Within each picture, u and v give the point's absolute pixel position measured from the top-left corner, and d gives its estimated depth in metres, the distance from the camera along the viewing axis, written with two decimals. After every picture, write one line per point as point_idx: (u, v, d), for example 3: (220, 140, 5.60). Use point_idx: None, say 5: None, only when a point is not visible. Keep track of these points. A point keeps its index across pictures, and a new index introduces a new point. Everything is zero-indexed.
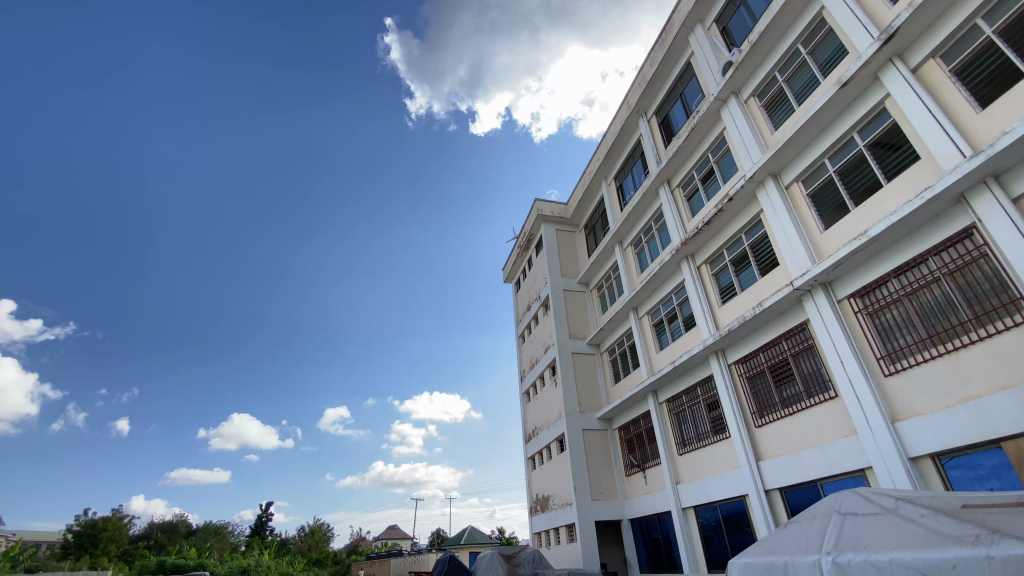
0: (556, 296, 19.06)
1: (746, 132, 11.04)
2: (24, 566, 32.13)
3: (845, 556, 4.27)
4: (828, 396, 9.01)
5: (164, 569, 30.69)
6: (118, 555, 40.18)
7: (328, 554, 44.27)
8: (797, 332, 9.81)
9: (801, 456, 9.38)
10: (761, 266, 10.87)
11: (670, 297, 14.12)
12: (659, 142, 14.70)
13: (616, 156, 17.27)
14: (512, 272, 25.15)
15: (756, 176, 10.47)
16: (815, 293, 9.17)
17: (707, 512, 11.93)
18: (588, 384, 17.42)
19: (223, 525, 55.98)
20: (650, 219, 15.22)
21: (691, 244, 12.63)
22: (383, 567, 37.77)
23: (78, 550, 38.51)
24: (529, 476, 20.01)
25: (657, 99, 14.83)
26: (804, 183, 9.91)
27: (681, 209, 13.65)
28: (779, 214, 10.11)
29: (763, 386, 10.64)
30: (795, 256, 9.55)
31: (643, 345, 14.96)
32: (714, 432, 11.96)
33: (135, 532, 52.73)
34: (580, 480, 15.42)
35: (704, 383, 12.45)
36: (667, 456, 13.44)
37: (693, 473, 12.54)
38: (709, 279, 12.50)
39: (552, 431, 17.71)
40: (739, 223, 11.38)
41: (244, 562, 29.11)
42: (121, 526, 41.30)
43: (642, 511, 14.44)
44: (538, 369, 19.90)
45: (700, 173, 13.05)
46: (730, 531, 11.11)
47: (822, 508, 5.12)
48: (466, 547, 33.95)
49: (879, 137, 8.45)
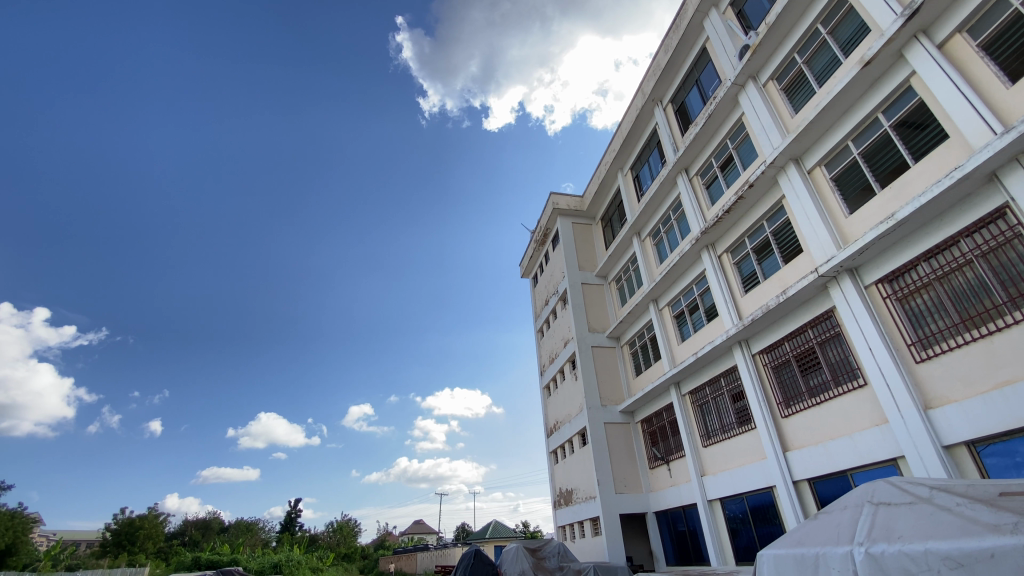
0: (575, 289, 18.97)
1: (765, 117, 10.81)
2: (66, 564, 33.51)
3: (878, 547, 4.17)
4: (857, 384, 8.80)
5: (199, 565, 31.72)
6: (154, 552, 41.64)
7: (356, 549, 45.36)
8: (823, 319, 9.59)
9: (830, 446, 9.20)
10: (784, 253, 10.65)
11: (691, 288, 13.93)
12: (676, 130, 14.48)
13: (632, 146, 17.07)
14: (529, 267, 25.14)
15: (776, 162, 10.25)
16: (840, 279, 8.95)
17: (733, 504, 11.80)
18: (609, 377, 17.33)
19: (254, 521, 57.36)
20: (669, 209, 15.01)
21: (712, 233, 12.42)
22: (412, 562, 38.38)
23: (117, 547, 39.98)
24: (552, 470, 20.04)
25: (673, 87, 14.60)
26: (827, 167, 9.65)
27: (700, 198, 13.45)
28: (801, 199, 9.88)
29: (789, 376, 10.44)
30: (820, 242, 9.33)
31: (664, 337, 14.82)
32: (739, 423, 11.78)
33: (171, 529, 54.60)
34: (604, 474, 15.37)
35: (728, 373, 12.27)
36: (691, 449, 13.31)
37: (718, 465, 12.40)
38: (730, 268, 12.28)
39: (574, 425, 17.70)
40: (760, 210, 11.15)
41: (275, 557, 29.88)
42: (158, 523, 42.60)
43: (668, 503, 14.35)
44: (557, 363, 19.88)
45: (719, 160, 12.81)
46: (758, 523, 10.98)
47: (853, 498, 5.00)
48: (491, 541, 34.47)
49: (905, 117, 8.18)
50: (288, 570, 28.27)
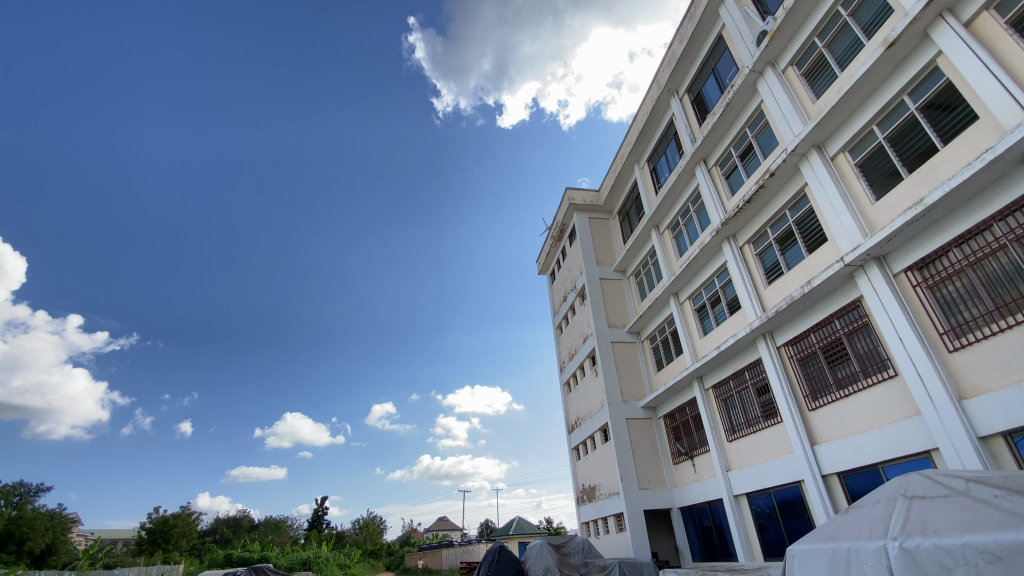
0: (593, 284, 18.84)
1: (785, 104, 10.55)
2: (103, 563, 34.82)
3: (913, 541, 4.05)
4: (887, 375, 8.56)
5: (231, 562, 32.49)
6: (187, 550, 42.90)
7: (381, 546, 46.14)
8: (850, 310, 9.34)
9: (859, 439, 8.98)
10: (808, 243, 10.40)
11: (713, 281, 13.71)
12: (693, 120, 14.24)
13: (648, 138, 16.86)
14: (546, 263, 25.07)
15: (798, 149, 10.00)
16: (868, 268, 8.69)
17: (760, 499, 11.61)
18: (630, 372, 17.18)
19: (282, 519, 58.47)
20: (688, 201, 14.79)
21: (733, 224, 12.20)
22: (436, 559, 38.78)
23: (151, 545, 41.12)
24: (574, 467, 19.99)
25: (689, 77, 14.37)
26: (851, 153, 9.38)
27: (720, 188, 13.22)
28: (824, 187, 9.63)
29: (816, 368, 10.21)
30: (845, 230, 9.08)
31: (685, 331, 14.64)
32: (765, 417, 11.57)
33: (204, 527, 56.15)
34: (627, 470, 15.26)
35: (752, 366, 12.05)
36: (716, 443, 13.14)
37: (744, 460, 12.22)
38: (753, 259, 12.04)
39: (595, 421, 17.62)
40: (782, 199, 10.90)
41: (304, 554, 30.46)
42: (190, 521, 43.76)
43: (692, 499, 14.21)
44: (577, 359, 19.79)
45: (738, 149, 12.56)
46: (786, 518, 10.79)
47: (886, 492, 4.86)
48: (514, 538, 34.66)
49: (932, 99, 7.91)
50: (317, 568, 28.77)
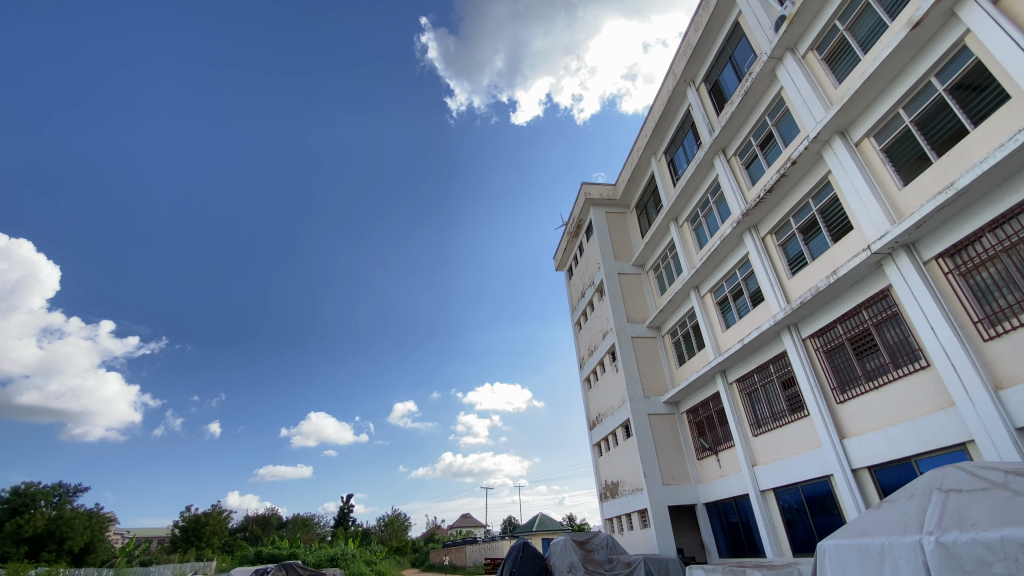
0: (612, 279, 18.68)
1: (806, 90, 10.29)
2: (139, 560, 36.04)
3: (950, 536, 3.92)
4: (919, 365, 8.30)
5: (260, 559, 33.19)
6: (219, 547, 44.12)
7: (406, 543, 46.77)
8: (879, 299, 9.08)
9: (890, 432, 8.74)
10: (833, 232, 10.14)
11: (734, 273, 13.47)
12: (711, 110, 14.00)
13: (665, 129, 16.63)
14: (563, 259, 24.98)
15: (820, 136, 9.74)
16: (896, 256, 8.43)
17: (787, 494, 11.41)
18: (651, 368, 17.02)
19: (309, 517, 59.55)
20: (707, 193, 14.56)
21: (754, 215, 11.96)
22: (461, 555, 39.10)
23: (185, 543, 42.40)
24: (597, 463, 19.91)
25: (705, 66, 14.12)
26: (876, 138, 9.10)
27: (740, 179, 12.97)
28: (848, 174, 9.37)
29: (844, 360, 9.96)
30: (871, 218, 8.82)
31: (707, 325, 14.43)
32: (791, 411, 11.34)
33: (234, 524, 57.61)
34: (650, 466, 15.13)
35: (777, 359, 11.82)
36: (741, 438, 12.94)
37: (770, 455, 12.01)
38: (775, 250, 11.79)
39: (616, 417, 17.51)
40: (805, 187, 10.64)
41: (332, 551, 31.08)
42: (222, 519, 44.96)
43: (718, 495, 14.03)
44: (597, 355, 19.68)
45: (758, 138, 12.30)
46: (815, 513, 10.58)
47: (920, 486, 4.72)
48: (538, 534, 34.80)
49: (961, 79, 7.64)
50: (344, 563, 29.38)
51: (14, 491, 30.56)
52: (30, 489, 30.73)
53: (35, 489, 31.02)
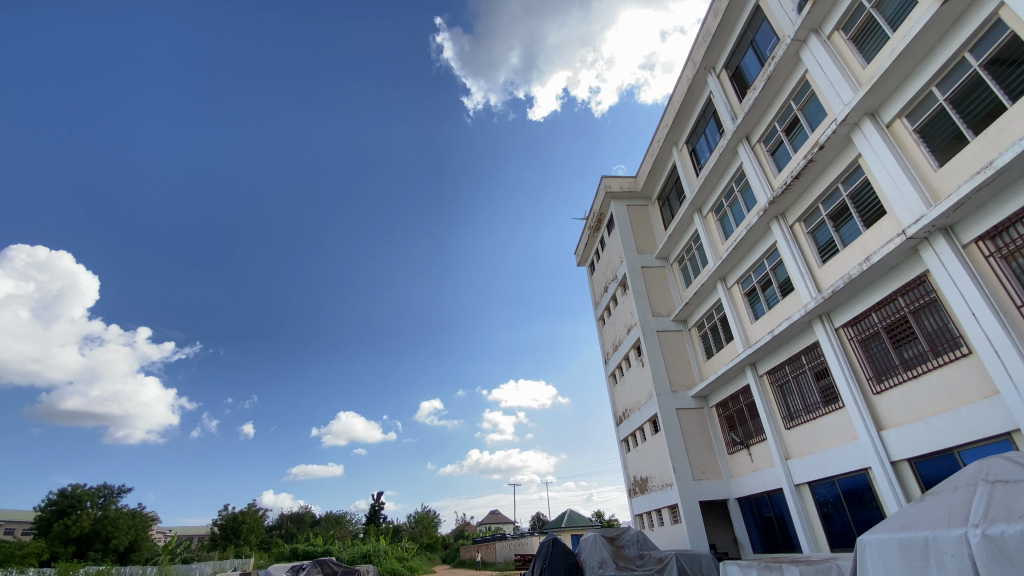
0: (635, 273, 18.46)
1: (832, 72, 9.96)
2: (181, 557, 37.40)
3: (997, 528, 3.76)
4: (960, 353, 7.97)
5: (297, 555, 34.13)
6: (257, 544, 45.44)
7: (437, 539, 47.44)
8: (915, 286, 8.75)
9: (930, 423, 8.42)
10: (865, 217, 9.82)
11: (762, 263, 13.16)
12: (733, 97, 13.69)
13: (685, 118, 16.34)
14: (584, 254, 24.83)
15: (849, 119, 9.42)
16: (933, 240, 8.11)
17: (823, 488, 11.13)
18: (678, 362, 16.78)
19: (341, 514, 60.85)
20: (731, 181, 14.25)
21: (781, 202, 11.65)
22: (491, 551, 39.33)
23: (224, 540, 43.87)
24: (625, 459, 19.76)
25: (726, 52, 13.80)
26: (908, 119, 8.75)
27: (765, 166, 12.65)
28: (879, 156, 9.03)
29: (880, 349, 9.65)
30: (906, 201, 8.50)
31: (735, 316, 14.14)
32: (825, 403, 11.05)
33: (271, 522, 59.24)
34: (679, 461, 14.94)
35: (809, 350, 11.52)
36: (773, 431, 12.66)
37: (804, 448, 11.73)
38: (804, 238, 11.47)
39: (644, 412, 17.33)
40: (834, 172, 10.31)
41: (365, 548, 31.68)
42: (258, 517, 46.32)
43: (750, 489, 13.78)
44: (622, 350, 19.51)
45: (783, 123, 11.97)
46: (853, 507, 10.30)
47: (965, 477, 4.54)
48: (567, 530, 34.83)
49: (998, 53, 7.29)
50: (377, 560, 29.90)
51: (62, 493, 31.83)
52: (77, 491, 31.96)
53: (81, 491, 32.25)
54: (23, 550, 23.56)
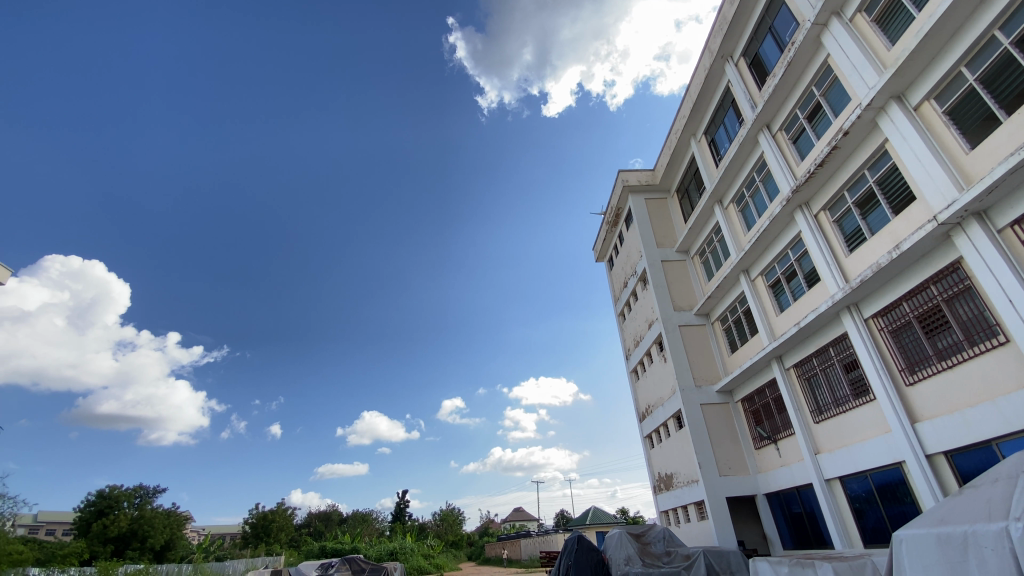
0: (655, 267, 18.24)
1: (855, 56, 9.67)
2: (214, 555, 38.46)
3: None
4: (997, 342, 7.69)
5: (325, 553, 34.75)
6: (287, 542, 46.45)
7: (462, 537, 47.79)
8: (948, 273, 8.46)
9: (967, 414, 8.14)
10: (894, 204, 9.52)
11: (787, 253, 12.87)
12: (752, 85, 13.41)
13: (703, 109, 16.07)
14: (603, 250, 24.66)
15: (874, 103, 9.13)
16: (966, 225, 7.82)
17: (855, 483, 10.87)
18: (701, 357, 16.54)
19: (368, 512, 61.72)
20: (752, 171, 13.96)
21: (805, 191, 11.38)
22: (515, 549, 39.32)
23: (255, 539, 44.97)
24: (649, 456, 19.60)
25: (744, 40, 13.52)
26: (937, 101, 8.45)
27: (788, 154, 12.35)
28: (907, 141, 8.73)
29: (912, 339, 9.36)
30: (936, 186, 8.21)
31: (760, 309, 13.87)
32: (856, 395, 10.77)
33: (299, 521, 60.40)
34: (705, 457, 14.74)
35: (837, 342, 11.24)
36: (801, 425, 12.40)
37: (834, 442, 11.46)
38: (830, 227, 11.18)
39: (667, 408, 17.14)
40: (860, 158, 10.02)
41: (391, 545, 32.04)
42: (287, 516, 47.29)
43: (779, 485, 13.52)
44: (644, 346, 19.31)
45: (805, 110, 11.67)
46: (887, 502, 10.03)
47: (1006, 470, 4.36)
48: (592, 527, 34.71)
49: None
50: (403, 557, 30.23)
51: (99, 494, 32.84)
52: (113, 492, 32.92)
53: (118, 491, 33.26)
54: (64, 550, 24.40)
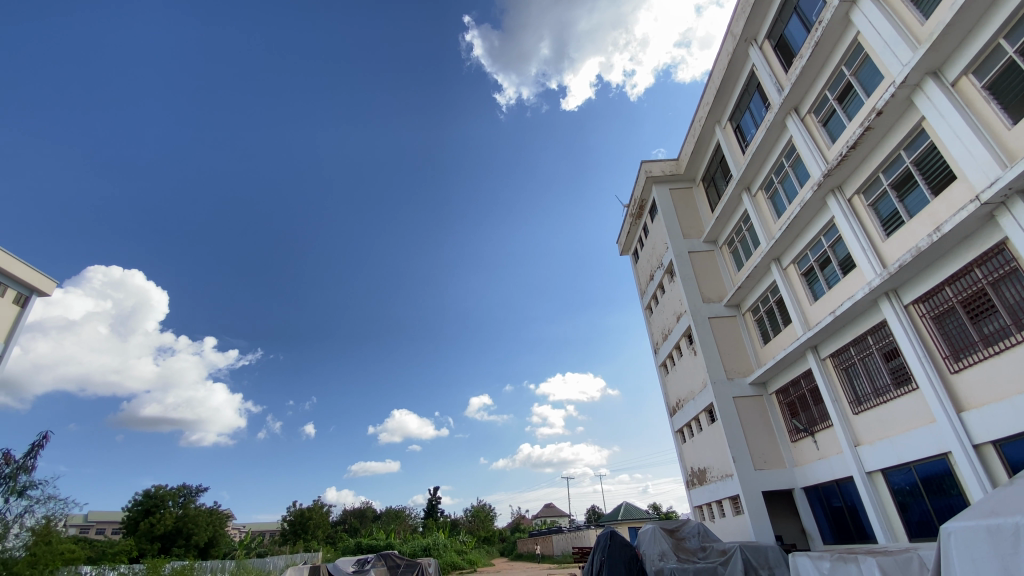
0: (682, 259, 17.94)
1: (887, 32, 9.29)
2: (256, 551, 39.80)
3: None
4: None
5: (361, 549, 35.57)
6: (324, 538, 47.68)
7: (494, 533, 48.21)
8: (993, 255, 8.08)
9: (1015, 402, 7.77)
10: (932, 184, 9.13)
11: (820, 240, 12.48)
12: (778, 68, 13.02)
13: (728, 94, 15.70)
14: (627, 243, 24.42)
15: (909, 80, 8.76)
16: (1011, 204, 7.45)
17: (898, 475, 10.50)
18: (733, 349, 16.21)
19: (401, 509, 62.80)
20: (781, 157, 13.58)
21: (837, 175, 11.01)
22: (548, 544, 39.43)
23: (294, 535, 46.31)
24: (681, 450, 19.34)
25: (768, 21, 13.13)
26: (976, 75, 8.06)
27: (818, 138, 11.96)
28: (944, 118, 8.35)
29: (957, 325, 8.98)
30: (978, 163, 7.83)
31: (793, 298, 13.51)
32: (897, 385, 10.39)
33: (335, 517, 61.93)
34: (739, 451, 14.47)
35: (875, 330, 10.86)
36: (840, 417, 12.04)
37: (875, 433, 11.08)
38: (865, 211, 10.80)
39: (698, 402, 16.87)
40: (895, 138, 9.64)
41: (424, 541, 32.53)
42: (323, 513, 48.55)
43: (817, 478, 13.18)
44: (672, 339, 19.03)
45: (835, 91, 11.28)
46: (932, 494, 9.68)
47: None
48: (624, 523, 34.51)
49: None
50: (438, 553, 30.68)
51: (146, 493, 34.36)
52: (158, 492, 34.31)
53: (163, 491, 34.64)
54: (114, 548, 25.56)
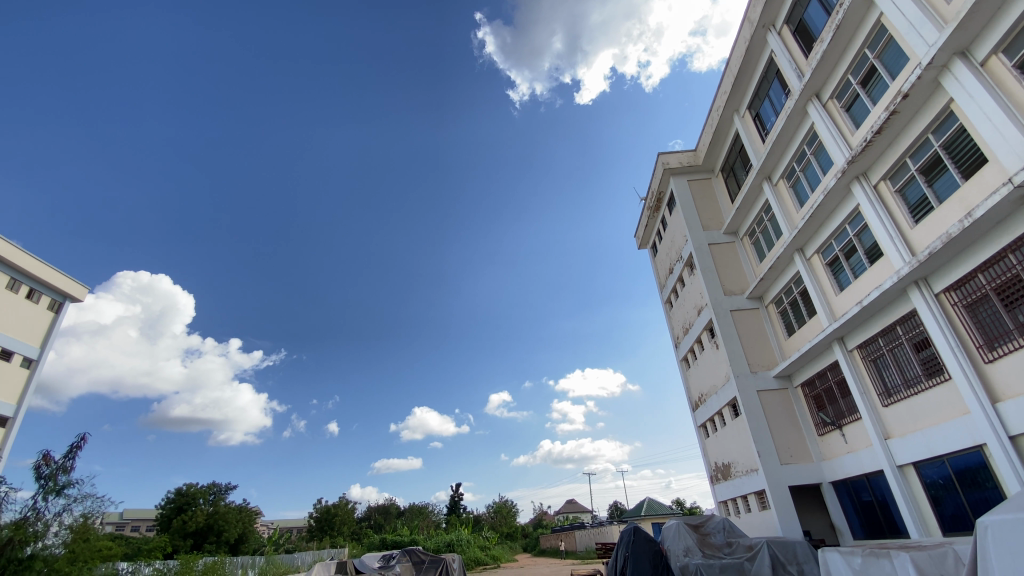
0: (702, 251, 17.69)
1: (912, 13, 8.99)
2: (285, 548, 40.65)
3: None
4: None
5: (386, 545, 36.04)
6: (350, 534, 48.42)
7: (517, 529, 48.39)
8: None
9: None
10: (962, 168, 8.83)
11: (845, 228, 12.17)
12: (797, 54, 12.71)
13: (746, 82, 15.40)
14: (645, 237, 24.19)
15: (935, 62, 8.47)
16: None
17: (931, 469, 10.22)
18: (756, 342, 15.94)
19: (424, 505, 63.46)
20: (803, 144, 13.28)
21: (862, 161, 10.72)
22: (571, 540, 39.42)
23: (320, 532, 47.20)
24: (704, 445, 19.12)
25: (786, 5, 12.81)
26: (1006, 53, 7.75)
27: (841, 124, 11.65)
28: (974, 99, 8.05)
29: (991, 314, 8.67)
30: (1010, 145, 7.53)
31: (817, 289, 13.22)
32: (928, 375, 10.10)
33: (360, 513, 62.86)
34: (764, 445, 14.24)
35: (905, 320, 10.56)
36: (869, 410, 11.75)
37: (905, 426, 10.80)
38: (891, 197, 10.50)
39: (721, 396, 16.64)
40: (922, 122, 9.34)
41: (448, 537, 32.79)
42: (349, 510, 49.30)
43: (846, 472, 12.91)
44: (694, 333, 18.80)
45: (858, 75, 10.97)
46: (967, 488, 9.41)
47: None
48: (648, 518, 34.26)
49: None
50: (461, 549, 30.91)
51: (178, 491, 35.34)
52: (190, 490, 35.27)
53: (194, 489, 35.60)
54: (148, 545, 26.32)
